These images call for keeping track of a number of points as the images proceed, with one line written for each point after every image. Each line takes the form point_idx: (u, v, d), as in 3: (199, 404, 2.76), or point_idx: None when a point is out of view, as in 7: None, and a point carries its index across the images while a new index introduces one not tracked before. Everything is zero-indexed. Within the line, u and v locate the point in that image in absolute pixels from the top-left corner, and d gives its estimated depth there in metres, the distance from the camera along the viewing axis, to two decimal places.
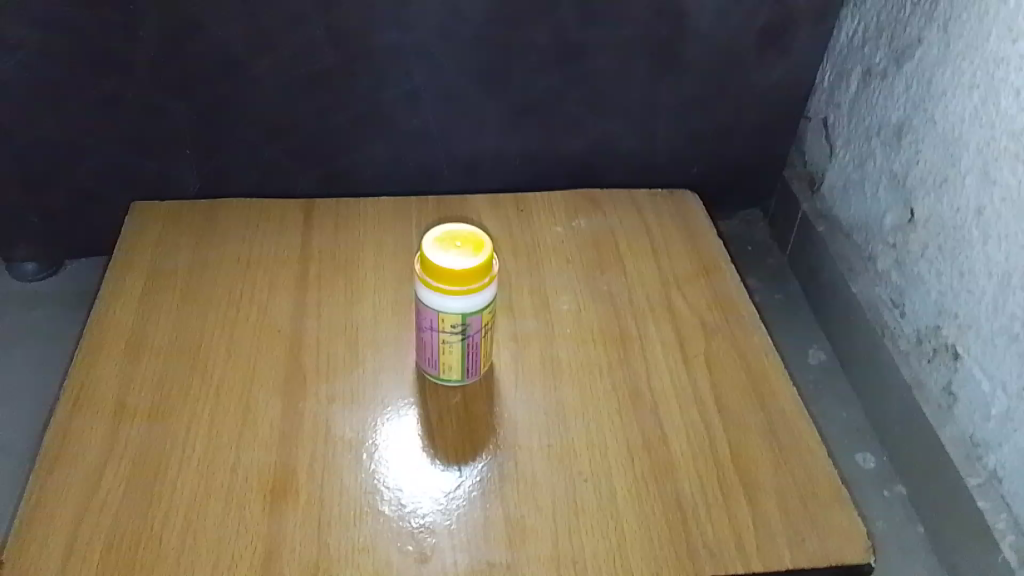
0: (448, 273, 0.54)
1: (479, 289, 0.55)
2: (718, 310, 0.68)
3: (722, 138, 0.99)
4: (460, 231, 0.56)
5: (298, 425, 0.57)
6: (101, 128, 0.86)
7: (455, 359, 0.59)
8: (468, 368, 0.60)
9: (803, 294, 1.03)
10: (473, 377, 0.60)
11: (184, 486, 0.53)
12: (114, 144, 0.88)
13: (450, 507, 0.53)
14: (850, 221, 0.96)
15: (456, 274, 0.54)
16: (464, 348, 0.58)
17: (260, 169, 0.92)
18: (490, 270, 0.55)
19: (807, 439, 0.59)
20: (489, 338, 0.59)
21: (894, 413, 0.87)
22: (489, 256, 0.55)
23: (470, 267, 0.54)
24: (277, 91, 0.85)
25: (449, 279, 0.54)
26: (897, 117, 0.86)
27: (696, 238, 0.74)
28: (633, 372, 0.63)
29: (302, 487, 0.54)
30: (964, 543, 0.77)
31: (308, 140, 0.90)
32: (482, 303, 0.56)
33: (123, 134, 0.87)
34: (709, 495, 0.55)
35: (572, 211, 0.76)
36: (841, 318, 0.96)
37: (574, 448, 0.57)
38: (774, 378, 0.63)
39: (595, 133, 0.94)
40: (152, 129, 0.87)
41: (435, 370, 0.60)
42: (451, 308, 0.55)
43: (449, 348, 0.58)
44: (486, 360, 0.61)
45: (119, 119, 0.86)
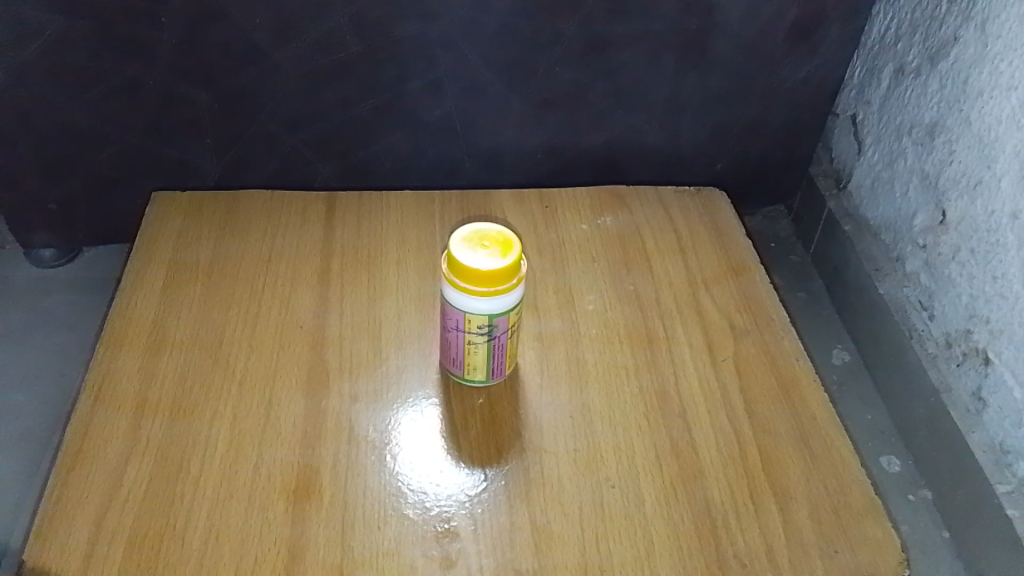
0: (475, 273, 0.53)
1: (506, 291, 0.54)
2: (747, 312, 0.67)
3: (749, 134, 0.97)
4: (489, 230, 0.55)
5: (321, 424, 0.56)
6: (122, 115, 0.85)
7: (480, 360, 0.58)
8: (493, 369, 0.59)
9: (827, 293, 1.01)
10: (498, 378, 0.60)
11: (207, 484, 0.52)
12: (135, 131, 0.87)
13: (475, 510, 0.53)
14: (878, 220, 0.94)
15: (483, 275, 0.53)
16: (490, 349, 0.57)
17: (280, 159, 0.91)
18: (518, 271, 0.54)
19: (839, 448, 0.58)
20: (515, 340, 0.58)
21: (920, 417, 0.85)
22: (517, 257, 0.54)
23: (498, 269, 0.53)
24: (299, 81, 0.84)
25: (476, 280, 0.53)
26: (930, 117, 0.85)
27: (724, 238, 0.73)
28: (660, 374, 0.62)
29: (326, 488, 0.53)
30: (992, 551, 0.75)
31: (329, 132, 0.89)
32: (509, 305, 0.55)
33: (144, 122, 0.86)
34: (739, 504, 0.54)
35: (597, 208, 0.75)
36: (866, 319, 0.94)
37: (601, 453, 0.56)
38: (805, 384, 0.62)
39: (619, 127, 0.93)
40: (173, 118, 0.86)
41: (459, 371, 0.59)
42: (477, 309, 0.54)
43: (474, 349, 0.57)
44: (511, 361, 0.60)
45: (140, 106, 0.85)
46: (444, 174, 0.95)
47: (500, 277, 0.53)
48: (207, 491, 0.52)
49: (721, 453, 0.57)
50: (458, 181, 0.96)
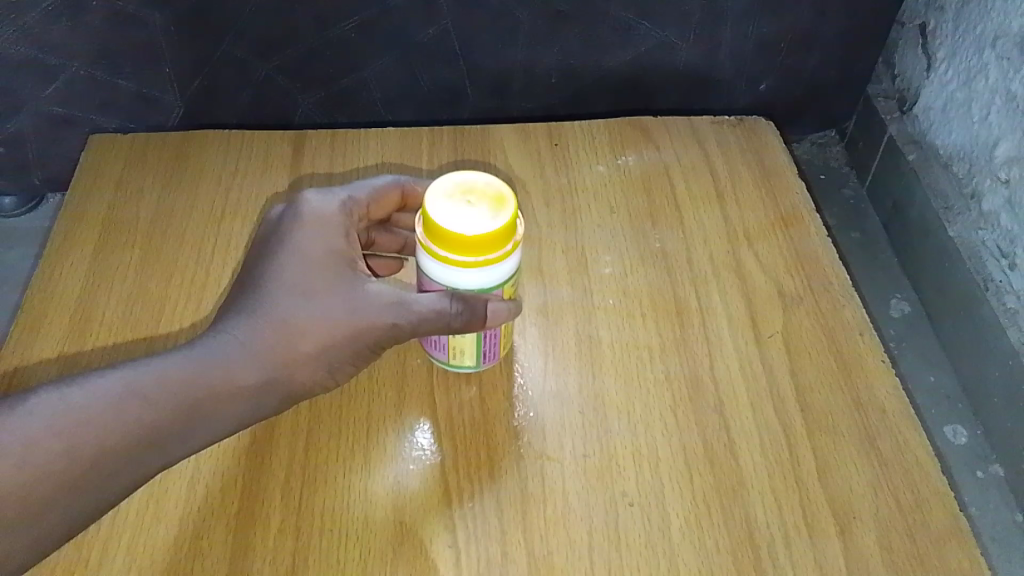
0: (459, 239, 0.41)
1: (499, 260, 0.43)
2: (799, 271, 0.55)
3: (798, 52, 0.83)
4: (476, 181, 0.44)
5: (273, 427, 0.46)
6: (66, 42, 0.73)
7: (469, 344, 0.47)
8: (483, 354, 0.48)
9: (885, 234, 0.87)
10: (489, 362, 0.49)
11: (132, 500, 0.43)
12: (82, 61, 0.75)
13: (461, 533, 0.43)
14: (949, 148, 0.79)
15: (471, 242, 0.41)
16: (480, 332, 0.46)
17: (253, 88, 0.79)
18: (515, 232, 0.43)
19: (915, 449, 0.47)
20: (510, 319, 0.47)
21: (994, 381, 0.72)
22: (513, 216, 0.42)
23: (489, 233, 0.41)
24: None
25: (462, 248, 0.42)
26: (1019, 27, 0.69)
27: (771, 179, 0.60)
28: (692, 356, 0.50)
29: (274, 512, 0.43)
30: None
31: (307, 55, 0.77)
32: (504, 276, 0.44)
33: (91, 49, 0.74)
34: (790, 527, 0.43)
35: (617, 143, 0.63)
36: (928, 263, 0.80)
37: (617, 460, 0.46)
38: (871, 364, 0.50)
39: (645, 42, 0.79)
40: (124, 43, 0.74)
41: (445, 356, 0.49)
42: (462, 284, 0.43)
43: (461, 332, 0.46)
44: (507, 339, 0.49)
45: (85, 30, 0.73)
46: (442, 102, 0.82)
47: (493, 242, 0.42)
48: (132, 513, 0.43)
49: (766, 459, 0.46)
50: (459, 113, 0.84)
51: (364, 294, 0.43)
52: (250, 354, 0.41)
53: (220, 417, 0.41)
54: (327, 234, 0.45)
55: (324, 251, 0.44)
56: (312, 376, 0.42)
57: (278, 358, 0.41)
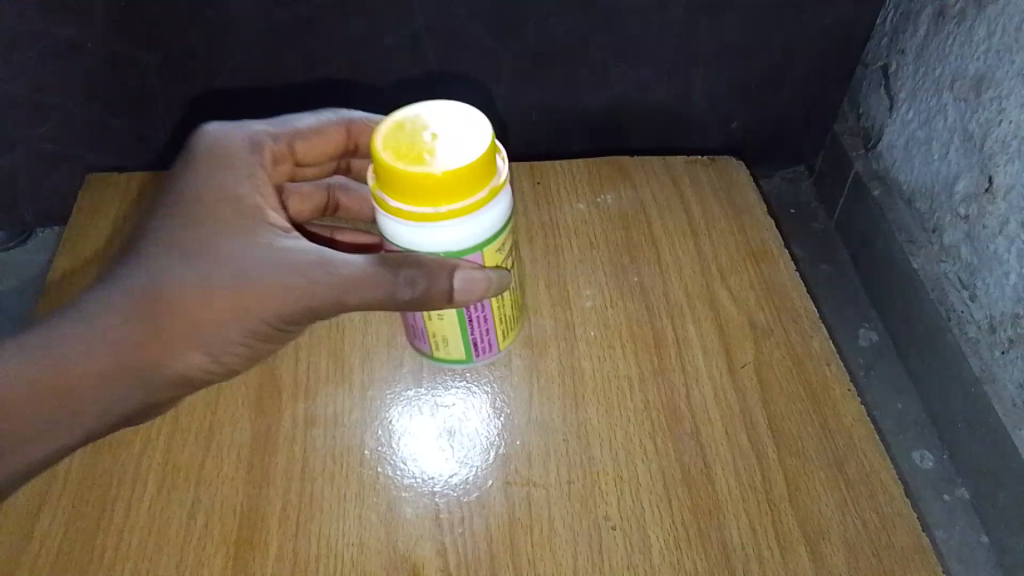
0: (403, 186, 0.43)
1: (456, 213, 0.44)
2: (770, 305, 0.58)
3: (769, 88, 0.82)
4: (446, 133, 0.45)
5: (269, 455, 0.48)
6: (61, 80, 0.75)
7: (451, 333, 0.51)
8: (477, 347, 0.53)
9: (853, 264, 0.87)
10: (484, 356, 0.54)
11: (134, 531, 0.45)
12: (76, 98, 0.77)
13: (452, 548, 0.45)
14: (911, 185, 0.77)
15: (417, 194, 0.43)
16: (457, 318, 0.50)
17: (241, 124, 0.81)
18: (473, 190, 0.44)
19: (880, 473, 0.49)
20: (502, 305, 0.51)
21: (956, 404, 0.72)
22: (468, 172, 0.43)
23: (436, 186, 0.42)
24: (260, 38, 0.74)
25: (411, 195, 0.43)
26: (975, 69, 0.67)
27: (743, 217, 0.63)
28: (670, 385, 0.53)
29: (272, 537, 0.45)
30: None
31: (295, 93, 0.79)
32: (465, 232, 0.45)
33: (84, 87, 0.76)
34: (764, 548, 0.46)
35: (596, 182, 0.66)
36: (892, 291, 0.80)
37: (600, 486, 0.48)
38: (838, 393, 0.53)
39: (621, 83, 0.81)
40: (119, 82, 0.76)
41: (433, 348, 0.53)
42: (418, 234, 0.45)
43: (440, 321, 0.50)
44: (495, 330, 0.53)
45: (80, 69, 0.75)
46: None
47: (442, 191, 0.43)
48: (123, 526, 0.45)
49: (741, 483, 0.48)
50: None
51: (261, 253, 0.46)
52: (113, 331, 0.44)
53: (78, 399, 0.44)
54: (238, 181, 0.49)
55: (226, 203, 0.48)
56: (188, 355, 0.46)
57: (144, 335, 0.45)
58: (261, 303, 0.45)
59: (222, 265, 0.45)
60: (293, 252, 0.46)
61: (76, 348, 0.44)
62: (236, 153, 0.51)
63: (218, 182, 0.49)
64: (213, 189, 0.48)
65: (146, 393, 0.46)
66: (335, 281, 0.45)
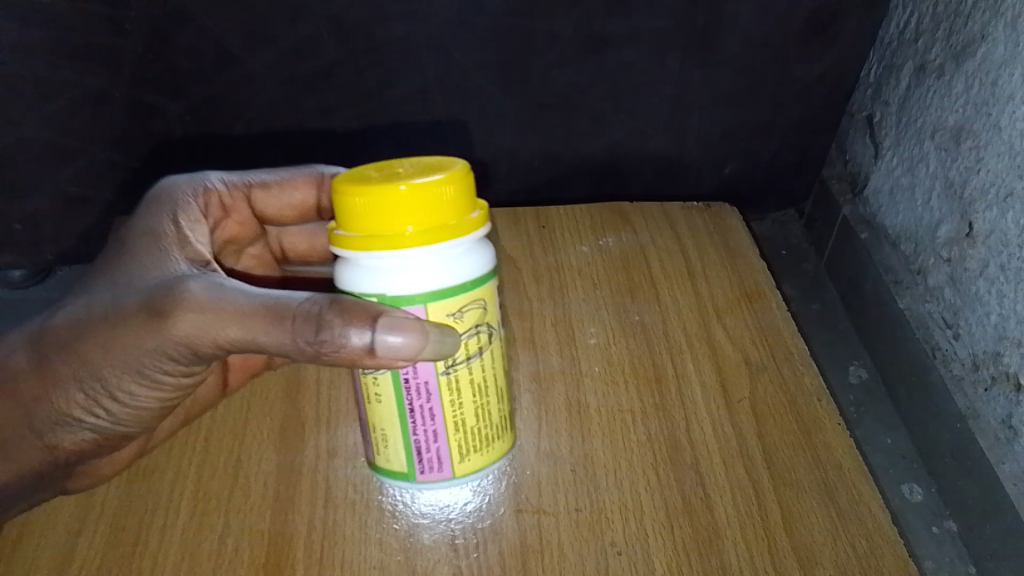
0: (372, 206, 0.43)
1: (424, 236, 0.43)
2: (764, 344, 0.61)
3: (760, 135, 0.81)
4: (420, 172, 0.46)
5: (295, 484, 0.51)
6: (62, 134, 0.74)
7: (395, 430, 0.48)
8: (420, 460, 0.49)
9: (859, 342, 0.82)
10: (431, 477, 0.49)
11: (167, 553, 0.48)
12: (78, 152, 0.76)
13: (467, 563, 0.48)
14: (896, 229, 0.76)
15: (361, 209, 0.43)
16: (398, 404, 0.48)
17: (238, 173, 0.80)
18: (419, 220, 0.43)
19: (868, 500, 0.52)
20: (454, 406, 0.48)
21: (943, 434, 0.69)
22: (413, 195, 0.43)
23: (378, 201, 0.43)
24: (274, 92, 0.75)
25: (377, 218, 0.43)
26: (955, 120, 0.67)
27: (736, 261, 0.67)
28: (670, 419, 0.56)
29: (298, 562, 0.47)
30: None
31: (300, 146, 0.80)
32: (411, 272, 0.44)
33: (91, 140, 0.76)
34: (759, 567, 0.49)
35: (598, 227, 0.69)
36: (878, 322, 0.78)
37: (606, 513, 0.51)
38: (829, 426, 0.56)
39: (620, 131, 0.79)
40: (121, 131, 0.76)
41: (383, 458, 0.50)
42: (384, 267, 0.44)
43: (383, 409, 0.48)
44: (450, 442, 0.48)
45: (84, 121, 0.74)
46: None
47: (411, 208, 0.43)
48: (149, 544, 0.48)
49: (739, 511, 0.51)
50: None
51: (142, 287, 0.48)
52: (22, 360, 0.50)
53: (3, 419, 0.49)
54: (164, 224, 0.53)
55: (138, 241, 0.51)
56: (76, 385, 0.48)
57: (43, 364, 0.49)
58: (128, 337, 0.47)
59: (105, 297, 0.48)
60: (183, 285, 0.47)
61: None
62: (175, 197, 0.56)
63: (148, 223, 0.53)
64: (140, 227, 0.52)
65: (50, 424, 0.50)
66: (202, 319, 0.45)
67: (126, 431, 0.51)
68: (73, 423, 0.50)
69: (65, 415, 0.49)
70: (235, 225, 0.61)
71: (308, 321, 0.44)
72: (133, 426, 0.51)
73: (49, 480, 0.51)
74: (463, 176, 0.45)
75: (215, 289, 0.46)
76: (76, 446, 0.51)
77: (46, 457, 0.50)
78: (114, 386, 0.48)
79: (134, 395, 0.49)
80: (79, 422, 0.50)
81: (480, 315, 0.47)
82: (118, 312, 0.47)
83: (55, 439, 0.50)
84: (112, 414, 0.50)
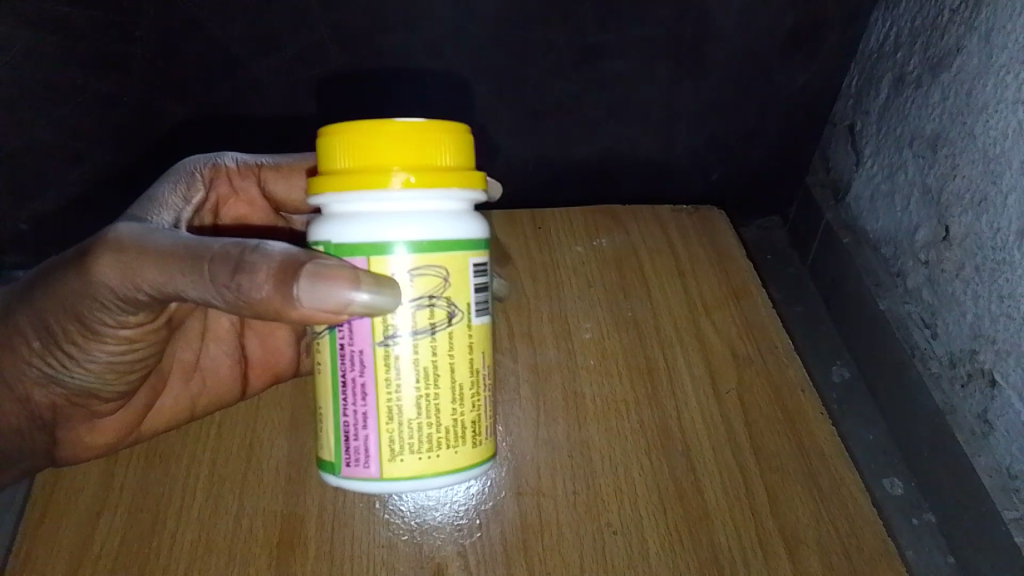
0: (362, 142, 0.43)
1: (409, 174, 0.42)
2: (750, 339, 0.64)
3: (745, 144, 0.83)
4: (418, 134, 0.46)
5: (305, 468, 0.55)
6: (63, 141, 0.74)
7: (332, 407, 0.46)
8: (348, 450, 0.45)
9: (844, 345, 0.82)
10: (355, 471, 0.45)
11: (185, 535, 0.52)
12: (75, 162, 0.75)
13: (468, 537, 0.53)
14: (877, 233, 0.77)
15: (351, 146, 0.43)
16: (335, 375, 0.45)
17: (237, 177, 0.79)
18: (405, 164, 0.43)
19: (849, 485, 0.56)
20: (388, 389, 0.44)
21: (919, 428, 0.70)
22: (404, 136, 0.42)
23: (369, 136, 0.43)
24: (270, 101, 0.75)
25: (360, 157, 0.43)
26: (932, 128, 0.69)
27: (724, 260, 0.69)
28: (661, 408, 0.59)
29: (311, 539, 0.52)
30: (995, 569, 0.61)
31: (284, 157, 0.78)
32: (382, 217, 0.42)
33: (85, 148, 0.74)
34: (748, 550, 0.53)
35: (591, 227, 0.71)
36: (859, 321, 0.79)
37: (601, 496, 0.55)
38: (812, 416, 0.59)
39: (611, 139, 0.81)
40: (112, 134, 0.74)
41: (322, 444, 0.47)
42: (361, 209, 0.43)
43: (325, 383, 0.46)
44: (381, 431, 0.44)
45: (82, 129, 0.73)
46: None
47: (397, 145, 0.43)
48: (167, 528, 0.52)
49: (727, 493, 0.55)
50: None
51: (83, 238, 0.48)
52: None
53: None
54: (162, 191, 0.55)
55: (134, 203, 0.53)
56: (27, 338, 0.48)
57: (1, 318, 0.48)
58: (63, 282, 0.46)
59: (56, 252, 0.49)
60: (115, 231, 0.46)
61: None
62: (181, 169, 0.59)
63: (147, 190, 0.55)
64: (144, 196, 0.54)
65: (10, 380, 0.49)
66: (128, 260, 0.45)
67: (88, 385, 0.51)
68: (31, 379, 0.50)
69: (20, 372, 0.49)
70: (244, 204, 0.64)
71: (225, 263, 0.43)
72: (99, 388, 0.52)
73: (31, 442, 0.52)
74: (456, 130, 0.44)
75: (145, 234, 0.46)
76: (48, 401, 0.51)
77: (20, 417, 0.51)
78: (50, 336, 0.48)
79: (75, 348, 0.48)
80: (38, 377, 0.50)
81: (438, 286, 0.43)
82: (60, 258, 0.47)
83: (27, 391, 0.50)
84: (72, 372, 0.50)
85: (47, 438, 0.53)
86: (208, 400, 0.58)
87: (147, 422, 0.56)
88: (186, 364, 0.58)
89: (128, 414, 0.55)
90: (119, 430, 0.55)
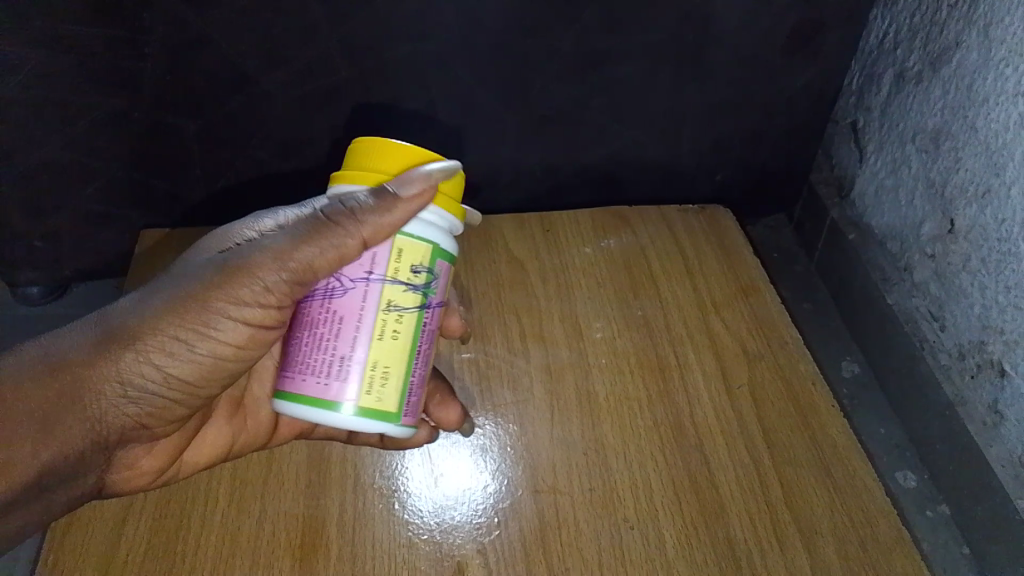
0: (382, 151, 0.49)
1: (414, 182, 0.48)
2: (760, 335, 0.65)
3: (750, 144, 0.83)
4: None
5: (325, 472, 0.57)
6: (71, 159, 0.74)
7: (402, 370, 0.49)
8: (407, 404, 0.49)
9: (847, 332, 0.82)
10: (406, 424, 0.50)
11: (210, 543, 0.53)
12: (86, 176, 0.75)
13: (486, 531, 0.54)
14: (882, 228, 0.78)
15: (374, 153, 0.49)
16: (415, 343, 0.49)
17: (249, 188, 0.80)
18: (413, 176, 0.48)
19: (863, 476, 0.57)
20: (433, 360, 0.52)
21: (931, 419, 0.70)
22: (417, 154, 0.49)
23: (389, 148, 0.49)
24: (278, 121, 0.75)
25: (378, 159, 0.49)
26: (934, 123, 0.69)
27: (731, 257, 0.70)
28: (675, 405, 0.60)
29: (333, 541, 0.53)
30: (1006, 556, 0.61)
31: (294, 169, 0.79)
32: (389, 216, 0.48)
33: (97, 163, 0.75)
34: (764, 542, 0.53)
35: (600, 229, 0.72)
36: (864, 315, 0.79)
37: (618, 491, 0.55)
38: (824, 409, 0.60)
39: (617, 143, 0.81)
40: (131, 153, 0.75)
41: (373, 398, 0.48)
42: None
43: (400, 345, 0.48)
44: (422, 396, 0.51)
45: (92, 145, 0.73)
46: None
47: (385, 156, 0.49)
48: (189, 532, 0.53)
49: (742, 487, 0.56)
50: None
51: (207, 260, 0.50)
52: (74, 339, 0.48)
53: (53, 395, 0.47)
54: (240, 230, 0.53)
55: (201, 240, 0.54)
56: (130, 352, 0.48)
57: (96, 336, 0.48)
58: (193, 287, 0.48)
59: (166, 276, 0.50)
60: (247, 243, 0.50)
61: (45, 352, 0.48)
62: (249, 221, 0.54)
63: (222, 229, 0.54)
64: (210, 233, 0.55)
65: (90, 399, 0.48)
66: (263, 253, 0.48)
67: (177, 397, 0.51)
68: (117, 397, 0.49)
69: (109, 385, 0.48)
70: None
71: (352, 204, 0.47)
72: (174, 409, 0.52)
73: (89, 464, 0.50)
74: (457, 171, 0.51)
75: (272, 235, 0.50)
76: (119, 424, 0.50)
77: (88, 441, 0.49)
78: (165, 341, 0.48)
79: (184, 355, 0.49)
80: (132, 392, 0.49)
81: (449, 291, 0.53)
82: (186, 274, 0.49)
83: (106, 413, 0.49)
84: (163, 383, 0.49)
85: (105, 460, 0.51)
86: (248, 437, 0.57)
87: (189, 450, 0.56)
88: (231, 400, 0.59)
89: (182, 436, 0.55)
90: (170, 452, 0.54)
